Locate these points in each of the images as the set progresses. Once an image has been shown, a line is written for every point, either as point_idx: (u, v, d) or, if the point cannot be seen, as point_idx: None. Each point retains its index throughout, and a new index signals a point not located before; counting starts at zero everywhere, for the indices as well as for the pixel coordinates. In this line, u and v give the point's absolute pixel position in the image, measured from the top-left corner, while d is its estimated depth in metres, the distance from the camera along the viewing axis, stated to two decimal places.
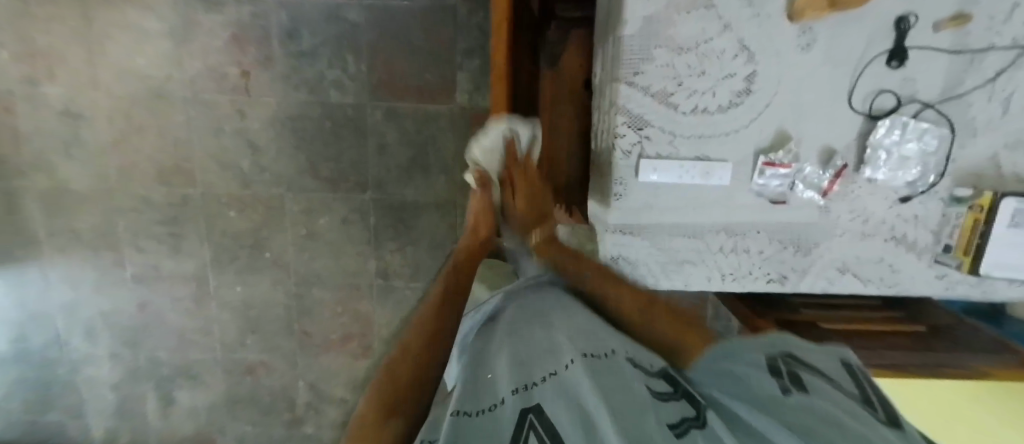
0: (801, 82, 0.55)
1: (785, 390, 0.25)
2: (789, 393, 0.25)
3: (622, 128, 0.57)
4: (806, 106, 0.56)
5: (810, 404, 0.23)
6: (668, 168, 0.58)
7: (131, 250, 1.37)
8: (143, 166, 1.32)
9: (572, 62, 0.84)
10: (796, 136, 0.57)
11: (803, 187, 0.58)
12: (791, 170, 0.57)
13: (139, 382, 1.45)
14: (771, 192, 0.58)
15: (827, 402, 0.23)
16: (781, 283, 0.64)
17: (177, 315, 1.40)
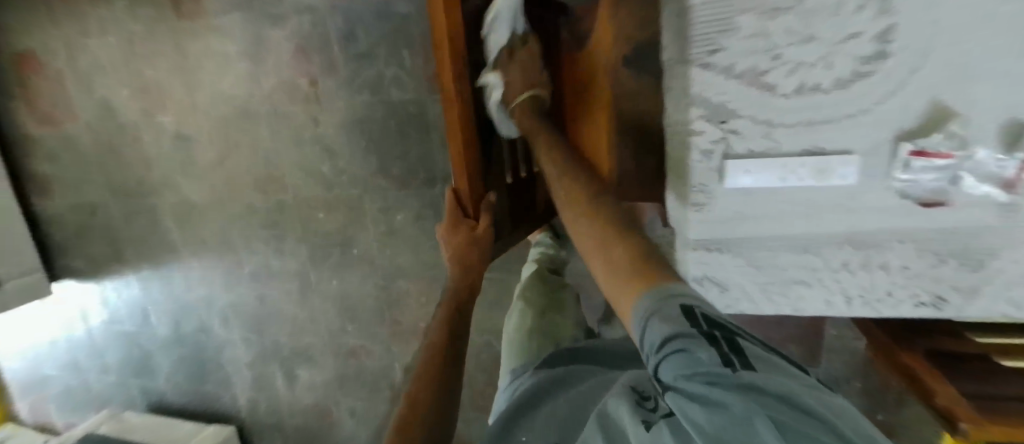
0: (972, 27, 0.41)
1: (731, 364, 0.27)
2: (741, 371, 0.26)
3: (700, 122, 0.52)
4: (976, 57, 0.42)
5: (765, 385, 0.25)
6: (761, 169, 0.51)
7: (245, 252, 1.59)
8: (244, 178, 1.48)
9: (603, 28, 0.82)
10: (963, 112, 0.44)
11: (973, 182, 0.46)
12: (952, 162, 0.46)
13: (268, 362, 1.72)
14: (921, 191, 0.48)
15: (779, 383, 0.25)
16: (937, 307, 0.54)
17: (289, 306, 1.61)
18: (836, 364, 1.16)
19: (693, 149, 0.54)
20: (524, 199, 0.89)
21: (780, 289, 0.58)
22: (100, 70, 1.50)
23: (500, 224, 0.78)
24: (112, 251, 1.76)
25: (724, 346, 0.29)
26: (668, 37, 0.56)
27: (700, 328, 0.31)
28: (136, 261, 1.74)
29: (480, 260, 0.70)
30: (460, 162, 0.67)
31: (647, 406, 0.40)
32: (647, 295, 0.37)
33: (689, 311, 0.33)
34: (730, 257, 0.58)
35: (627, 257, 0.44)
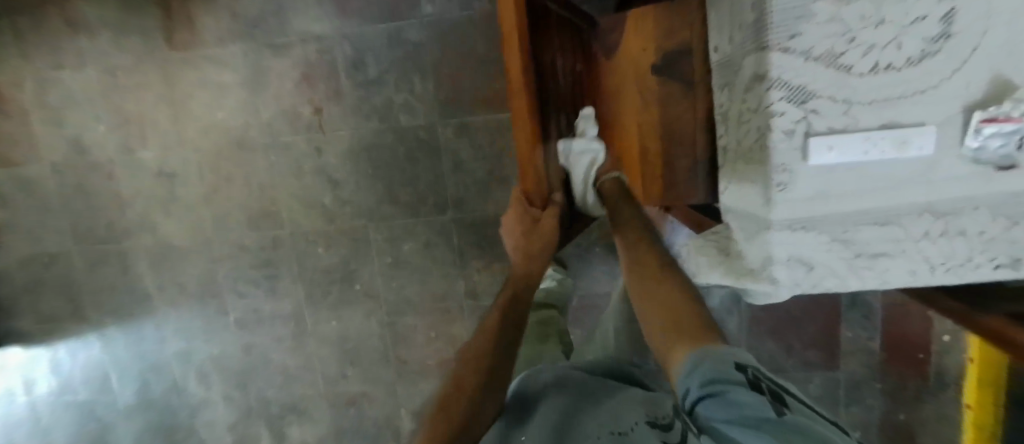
0: None
1: (779, 411, 0.41)
2: (783, 414, 0.41)
3: (781, 105, 0.48)
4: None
5: (798, 427, 0.40)
6: (845, 144, 0.46)
7: (231, 295, 1.47)
8: (235, 214, 1.40)
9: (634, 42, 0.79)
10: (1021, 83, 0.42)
11: None
12: None
13: (252, 420, 1.55)
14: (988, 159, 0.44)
15: (804, 424, 0.40)
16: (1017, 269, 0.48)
17: (280, 352, 1.48)
18: (854, 367, 1.18)
19: (772, 132, 0.49)
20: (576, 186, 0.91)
21: (849, 273, 0.51)
22: (74, 107, 1.41)
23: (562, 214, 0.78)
24: (68, 304, 1.57)
25: (768, 396, 0.44)
26: (729, 37, 0.56)
27: (750, 376, 0.46)
28: (98, 314, 1.56)
29: (543, 254, 0.70)
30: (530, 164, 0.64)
31: (659, 424, 0.51)
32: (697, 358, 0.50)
33: (744, 366, 0.47)
34: (815, 237, 0.50)
35: (694, 331, 0.55)
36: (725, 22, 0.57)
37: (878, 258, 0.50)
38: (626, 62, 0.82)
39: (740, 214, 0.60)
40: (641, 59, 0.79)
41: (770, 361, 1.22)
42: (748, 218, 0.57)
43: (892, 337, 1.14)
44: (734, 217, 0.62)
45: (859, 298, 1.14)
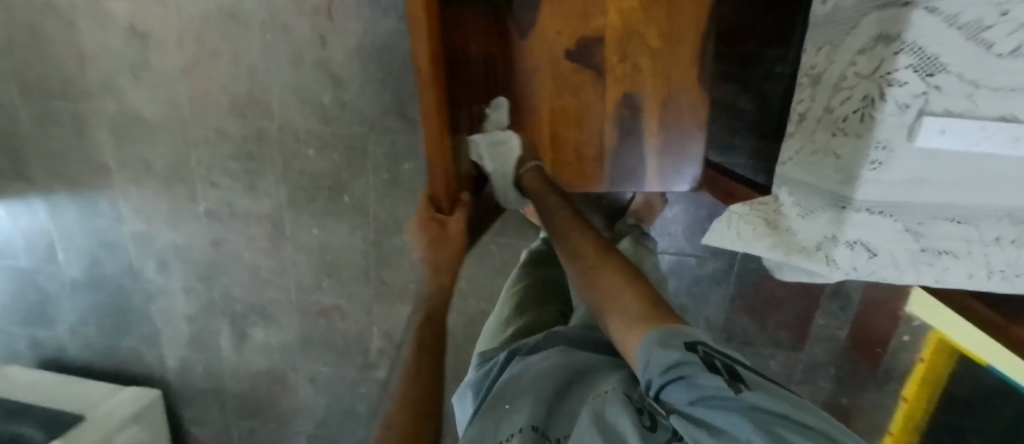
0: None
1: (737, 389, 0.36)
2: (743, 392, 0.35)
3: (902, 74, 0.43)
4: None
5: (763, 404, 0.34)
6: (960, 131, 0.42)
7: (205, 184, 1.35)
8: (216, 96, 1.25)
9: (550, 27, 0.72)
10: None
11: None
12: None
13: (215, 316, 1.50)
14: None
15: (771, 400, 0.34)
16: None
17: (252, 253, 1.40)
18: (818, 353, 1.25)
19: (885, 102, 0.44)
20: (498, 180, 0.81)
21: (907, 267, 0.49)
22: None
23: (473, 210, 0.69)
24: (11, 162, 1.40)
25: (725, 374, 0.38)
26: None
27: (701, 357, 0.40)
28: (46, 180, 1.41)
29: (455, 257, 0.58)
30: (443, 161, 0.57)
31: (633, 402, 0.45)
32: (652, 333, 0.44)
33: (694, 347, 0.41)
34: (889, 225, 0.47)
35: (640, 305, 0.49)
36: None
37: (943, 256, 0.48)
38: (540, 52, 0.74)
39: (800, 187, 0.57)
40: (555, 46, 0.73)
41: (742, 334, 1.25)
42: (811, 193, 0.54)
43: (859, 331, 1.16)
44: (790, 191, 0.59)
45: (842, 290, 1.15)
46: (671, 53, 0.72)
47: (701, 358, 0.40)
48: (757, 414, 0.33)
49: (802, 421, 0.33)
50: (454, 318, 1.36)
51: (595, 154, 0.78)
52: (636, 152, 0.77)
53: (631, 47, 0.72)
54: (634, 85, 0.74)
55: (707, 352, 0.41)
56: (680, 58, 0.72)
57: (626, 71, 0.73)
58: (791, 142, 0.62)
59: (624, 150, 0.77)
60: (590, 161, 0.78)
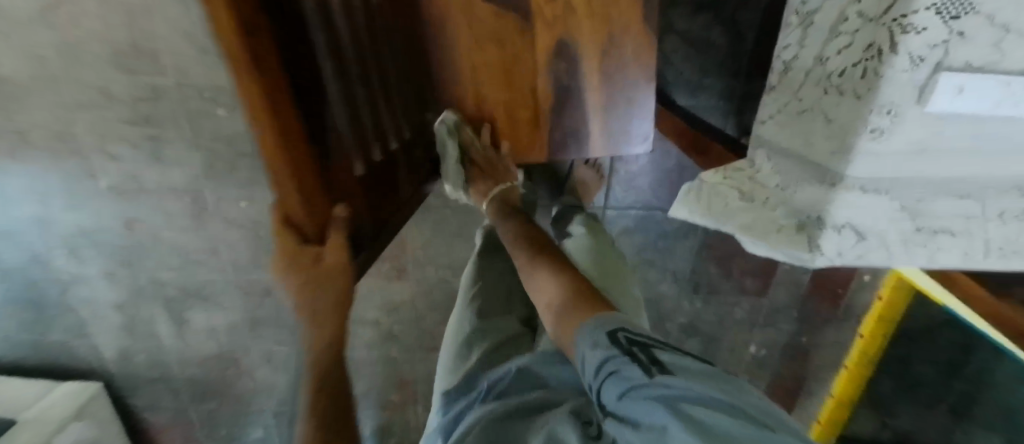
0: None
1: (649, 371, 0.41)
2: (656, 375, 0.40)
3: (921, 18, 0.32)
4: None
5: (674, 388, 0.38)
6: (981, 89, 0.34)
7: (100, 157, 1.14)
8: (88, 46, 1.01)
9: None
10: None
11: None
12: None
13: (146, 302, 1.35)
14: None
15: (683, 382, 0.38)
16: None
17: (175, 232, 1.24)
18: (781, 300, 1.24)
19: (896, 55, 0.34)
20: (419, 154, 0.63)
21: (904, 250, 0.43)
22: None
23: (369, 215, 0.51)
24: None
25: (644, 360, 0.43)
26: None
27: (622, 343, 0.45)
28: None
29: (342, 297, 0.45)
30: (307, 193, 0.37)
31: (587, 430, 0.46)
32: (587, 323, 0.50)
33: (615, 334, 0.46)
34: (884, 204, 0.40)
35: (577, 300, 0.56)
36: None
37: (937, 236, 0.42)
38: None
39: (782, 153, 0.49)
40: None
41: (708, 284, 1.23)
42: (795, 163, 0.47)
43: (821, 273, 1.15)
44: (769, 157, 0.52)
45: None
46: None
47: (618, 337, 0.46)
48: (672, 397, 0.37)
49: (713, 396, 0.37)
50: (412, 288, 1.28)
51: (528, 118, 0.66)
52: (577, 112, 0.65)
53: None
54: (564, 31, 0.59)
55: (629, 337, 0.46)
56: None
57: (555, 13, 0.58)
58: (772, 97, 0.53)
59: (562, 111, 0.65)
60: (521, 127, 0.67)
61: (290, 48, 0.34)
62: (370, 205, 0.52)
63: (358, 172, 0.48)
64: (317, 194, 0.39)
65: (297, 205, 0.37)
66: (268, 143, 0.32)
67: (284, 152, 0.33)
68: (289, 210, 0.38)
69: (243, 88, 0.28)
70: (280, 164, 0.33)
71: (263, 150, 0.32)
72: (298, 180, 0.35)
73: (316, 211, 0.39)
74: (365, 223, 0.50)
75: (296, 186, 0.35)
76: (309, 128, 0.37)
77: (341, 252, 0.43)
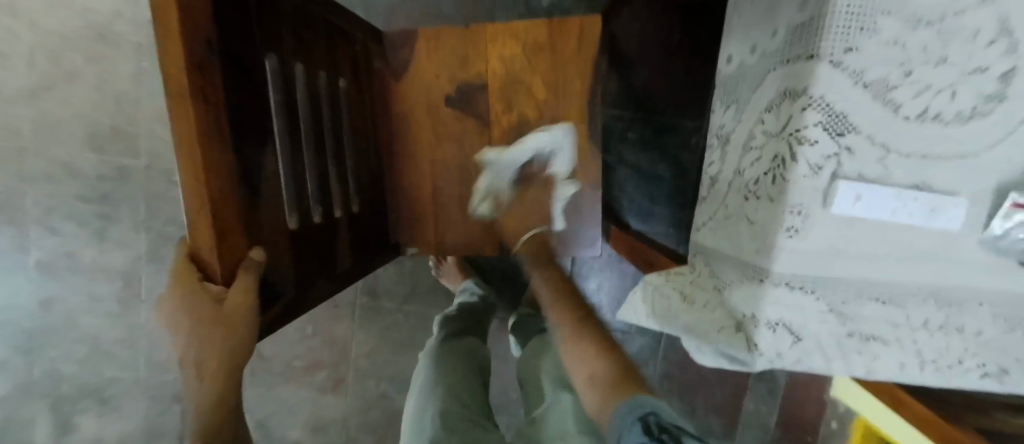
0: None
1: None
2: None
3: (812, 132, 0.38)
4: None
5: None
6: (873, 197, 0.38)
7: (37, 231, 1.07)
8: (69, 123, 1.03)
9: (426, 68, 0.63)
10: None
11: None
12: None
13: (29, 402, 1.15)
14: (1010, 250, 0.38)
15: None
16: (1000, 381, 0.42)
17: (93, 318, 1.12)
18: None
19: (797, 163, 0.38)
20: (365, 234, 0.58)
21: (839, 356, 0.42)
22: None
23: (298, 280, 0.42)
24: None
25: None
26: (754, 47, 0.47)
27: (650, 428, 0.38)
28: None
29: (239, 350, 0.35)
30: (223, 221, 0.31)
31: None
32: (622, 404, 0.42)
33: (646, 421, 0.39)
34: (813, 304, 0.41)
35: (609, 369, 0.46)
36: (761, 23, 0.46)
37: (869, 343, 0.42)
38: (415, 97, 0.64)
39: (715, 256, 0.50)
40: (433, 92, 0.64)
41: None
42: (728, 263, 0.47)
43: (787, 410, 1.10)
44: (706, 261, 0.52)
45: (766, 372, 1.12)
46: (561, 102, 0.63)
47: (645, 423, 0.39)
48: None
49: None
50: (347, 403, 1.14)
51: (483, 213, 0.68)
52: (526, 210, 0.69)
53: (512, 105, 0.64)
54: (518, 137, 0.65)
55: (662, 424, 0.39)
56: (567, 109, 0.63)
57: (512, 120, 0.64)
58: (704, 207, 0.55)
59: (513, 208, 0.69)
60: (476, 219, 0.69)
61: (241, 67, 0.33)
62: (312, 258, 0.44)
63: (292, 227, 0.41)
64: (235, 227, 0.33)
65: (207, 230, 0.31)
66: (188, 142, 0.28)
67: (206, 156, 0.29)
68: (200, 240, 0.31)
69: (176, 75, 0.27)
70: (197, 171, 0.29)
71: (180, 152, 0.28)
72: (213, 195, 0.30)
73: (229, 246, 0.32)
74: (290, 290, 0.41)
75: (211, 208, 0.30)
76: (242, 150, 0.33)
77: (251, 303, 0.33)
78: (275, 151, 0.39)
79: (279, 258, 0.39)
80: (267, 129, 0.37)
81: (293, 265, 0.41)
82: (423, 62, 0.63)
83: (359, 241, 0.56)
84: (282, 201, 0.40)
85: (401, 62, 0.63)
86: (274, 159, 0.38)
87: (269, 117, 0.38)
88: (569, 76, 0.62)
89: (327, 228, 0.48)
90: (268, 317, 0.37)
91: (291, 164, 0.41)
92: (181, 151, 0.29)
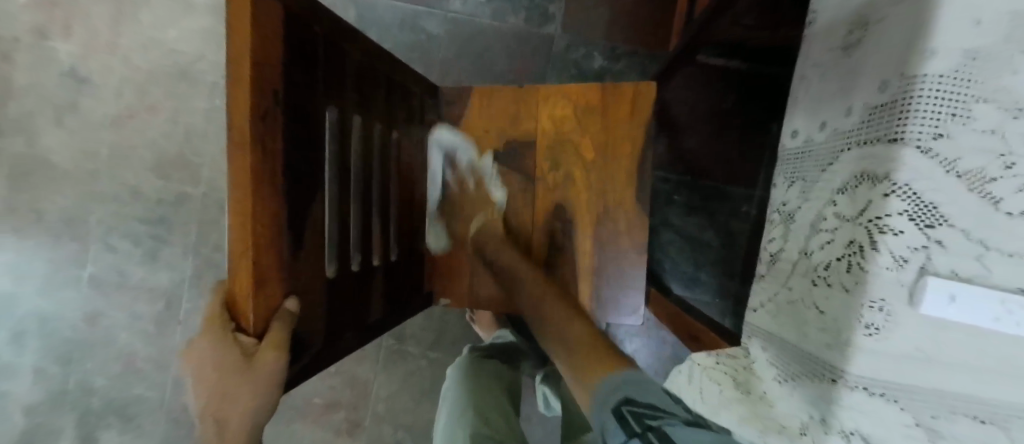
0: None
1: None
2: None
3: (897, 220, 0.34)
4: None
5: None
6: (970, 300, 0.33)
7: (98, 246, 1.14)
8: (141, 150, 1.12)
9: (477, 123, 0.64)
10: None
11: None
12: None
13: (59, 411, 1.17)
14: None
15: None
16: None
17: (131, 335, 1.15)
18: None
19: (878, 252, 0.35)
20: (400, 284, 0.56)
21: None
22: None
23: (329, 333, 0.40)
24: None
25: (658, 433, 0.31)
26: (823, 123, 0.45)
27: (627, 415, 0.33)
28: None
29: (263, 401, 0.33)
30: (263, 268, 0.31)
31: None
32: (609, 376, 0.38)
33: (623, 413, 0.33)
34: (895, 414, 0.35)
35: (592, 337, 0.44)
36: (833, 100, 0.44)
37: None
38: (461, 150, 0.65)
39: (772, 343, 0.46)
40: (481, 146, 0.64)
41: None
42: (791, 355, 0.43)
43: None
44: (762, 346, 0.48)
45: None
46: (606, 166, 0.63)
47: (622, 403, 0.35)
48: None
49: None
50: None
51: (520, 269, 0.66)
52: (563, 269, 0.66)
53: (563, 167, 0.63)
54: (562, 197, 0.64)
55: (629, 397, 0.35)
56: (616, 169, 0.63)
57: (557, 180, 0.64)
58: (760, 286, 0.51)
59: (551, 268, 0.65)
60: None
61: (302, 120, 0.35)
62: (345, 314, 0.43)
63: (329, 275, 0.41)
64: (274, 274, 0.32)
65: (246, 276, 0.31)
66: (241, 187, 0.29)
67: (255, 201, 0.30)
68: (237, 286, 0.31)
69: (240, 125, 0.28)
70: (246, 216, 0.30)
71: (232, 197, 0.29)
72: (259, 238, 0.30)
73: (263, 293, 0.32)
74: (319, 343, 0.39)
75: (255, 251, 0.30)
76: (294, 197, 0.34)
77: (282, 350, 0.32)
78: (325, 198, 0.39)
79: (312, 309, 0.38)
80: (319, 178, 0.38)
81: (326, 316, 0.40)
82: (476, 118, 0.64)
83: (395, 290, 0.55)
84: (323, 248, 0.39)
85: (454, 117, 0.64)
86: (322, 208, 0.39)
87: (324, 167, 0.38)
88: (618, 138, 0.62)
89: (363, 277, 0.47)
90: (296, 371, 0.35)
91: (337, 211, 0.41)
92: (233, 197, 0.30)
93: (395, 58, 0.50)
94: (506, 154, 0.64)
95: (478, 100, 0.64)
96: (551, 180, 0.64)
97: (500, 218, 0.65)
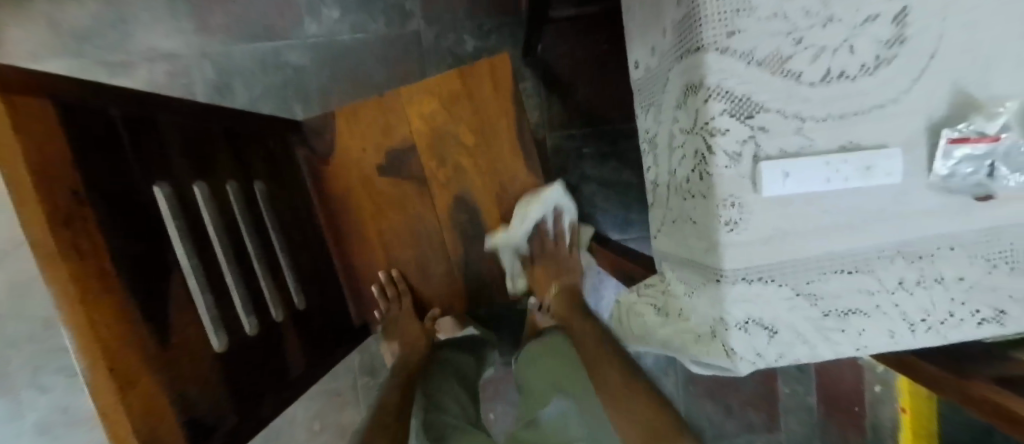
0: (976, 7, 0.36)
1: None
2: None
3: (722, 121, 0.36)
4: (999, 38, 0.36)
5: None
6: (802, 170, 0.36)
7: (29, 391, 1.04)
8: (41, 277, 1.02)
9: (352, 142, 0.63)
10: (983, 95, 0.36)
11: (1008, 172, 0.36)
12: (987, 149, 0.35)
13: None
14: (965, 187, 0.36)
15: None
16: (1001, 323, 0.39)
17: None
18: (794, 426, 1.08)
19: (715, 155, 0.37)
20: (315, 328, 0.56)
21: (822, 338, 0.39)
22: None
23: (237, 405, 0.40)
24: None
25: None
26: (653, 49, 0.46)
27: None
28: None
29: None
30: (126, 369, 0.29)
31: None
32: None
33: None
34: (776, 291, 0.38)
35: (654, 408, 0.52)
36: (652, 24, 0.46)
37: (850, 317, 0.39)
38: (347, 173, 0.64)
39: (673, 263, 0.48)
40: (363, 165, 0.63)
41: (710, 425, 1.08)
42: (688, 268, 0.45)
43: (826, 388, 1.04)
44: (669, 267, 0.50)
45: None
46: (491, 146, 0.63)
47: None
48: None
49: None
50: None
51: (443, 271, 0.67)
52: (484, 258, 0.66)
53: (448, 160, 0.63)
54: (460, 188, 0.64)
55: None
56: (500, 147, 0.63)
57: (447, 174, 0.64)
58: (654, 213, 0.53)
59: (472, 260, 0.66)
60: (439, 278, 0.67)
61: (117, 197, 0.32)
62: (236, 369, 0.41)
63: (219, 349, 0.39)
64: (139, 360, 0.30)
65: (107, 385, 0.27)
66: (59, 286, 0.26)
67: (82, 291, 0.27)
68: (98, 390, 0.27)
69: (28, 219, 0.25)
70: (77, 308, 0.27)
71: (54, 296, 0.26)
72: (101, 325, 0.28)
73: (139, 397, 0.29)
74: (227, 419, 0.38)
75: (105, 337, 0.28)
76: (134, 276, 0.32)
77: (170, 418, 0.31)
78: (183, 272, 0.37)
79: (206, 388, 0.36)
80: (165, 254, 0.36)
81: (226, 387, 0.39)
82: (349, 139, 0.63)
83: (310, 337, 0.54)
84: (201, 321, 0.38)
85: (327, 147, 0.63)
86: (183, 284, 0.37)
87: (167, 241, 0.36)
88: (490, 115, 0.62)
89: (262, 337, 0.46)
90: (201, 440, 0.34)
91: (209, 282, 0.40)
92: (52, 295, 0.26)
93: (214, 108, 0.48)
94: (389, 164, 0.64)
95: (345, 120, 0.63)
96: (439, 177, 0.64)
97: (408, 227, 0.65)
